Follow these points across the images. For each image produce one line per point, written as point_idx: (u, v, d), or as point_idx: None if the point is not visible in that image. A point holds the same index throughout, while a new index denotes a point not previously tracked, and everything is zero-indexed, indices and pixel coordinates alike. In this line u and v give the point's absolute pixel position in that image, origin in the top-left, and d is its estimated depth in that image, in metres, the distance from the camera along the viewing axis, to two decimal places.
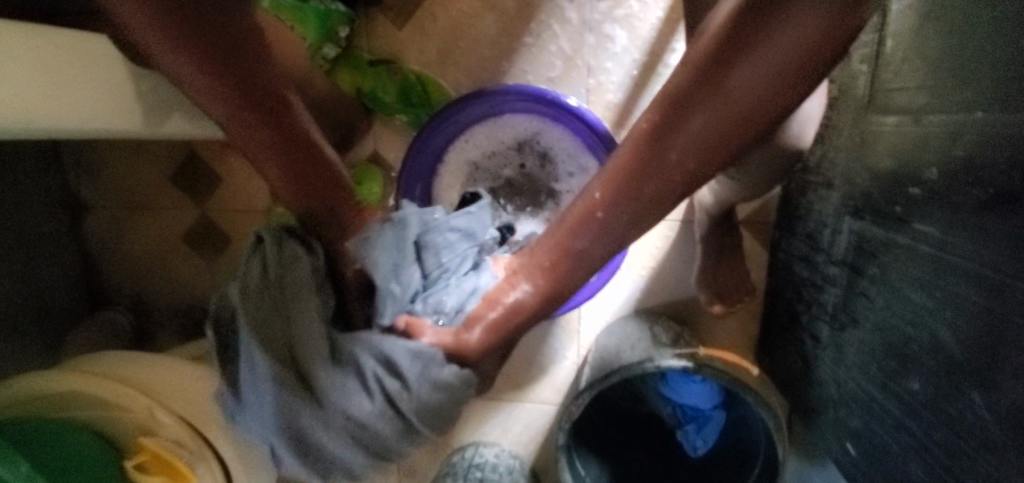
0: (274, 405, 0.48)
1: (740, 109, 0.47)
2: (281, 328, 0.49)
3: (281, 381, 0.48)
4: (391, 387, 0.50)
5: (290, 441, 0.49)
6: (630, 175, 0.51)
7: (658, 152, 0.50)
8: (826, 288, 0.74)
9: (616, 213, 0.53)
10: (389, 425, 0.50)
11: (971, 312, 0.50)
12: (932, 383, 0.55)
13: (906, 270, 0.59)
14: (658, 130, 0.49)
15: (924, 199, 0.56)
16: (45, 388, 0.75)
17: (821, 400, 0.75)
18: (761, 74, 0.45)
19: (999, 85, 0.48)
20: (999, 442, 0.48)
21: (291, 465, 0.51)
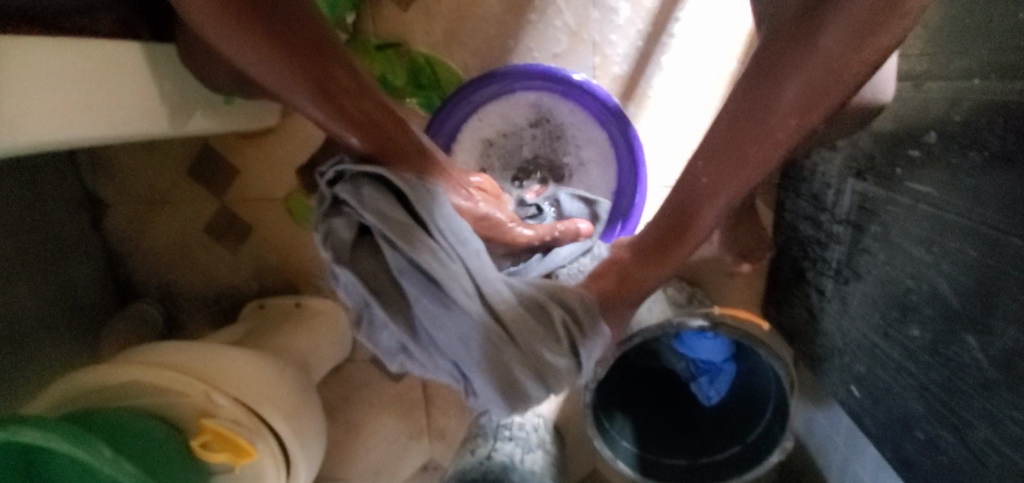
0: (473, 339, 0.60)
1: (818, 85, 0.55)
2: (463, 273, 0.58)
3: (475, 318, 0.59)
4: (557, 316, 0.64)
5: (486, 369, 0.61)
6: (732, 150, 0.63)
7: (752, 129, 0.61)
8: (831, 245, 0.79)
9: (724, 174, 0.65)
10: (546, 326, 0.63)
11: (968, 264, 0.55)
12: (931, 329, 0.61)
13: (907, 228, 0.63)
14: (750, 109, 0.60)
15: (924, 161, 0.61)
16: (107, 379, 0.80)
17: (827, 348, 0.81)
18: (842, 40, 0.51)
19: (997, 54, 0.52)
20: (991, 378, 0.54)
21: (478, 387, 0.64)
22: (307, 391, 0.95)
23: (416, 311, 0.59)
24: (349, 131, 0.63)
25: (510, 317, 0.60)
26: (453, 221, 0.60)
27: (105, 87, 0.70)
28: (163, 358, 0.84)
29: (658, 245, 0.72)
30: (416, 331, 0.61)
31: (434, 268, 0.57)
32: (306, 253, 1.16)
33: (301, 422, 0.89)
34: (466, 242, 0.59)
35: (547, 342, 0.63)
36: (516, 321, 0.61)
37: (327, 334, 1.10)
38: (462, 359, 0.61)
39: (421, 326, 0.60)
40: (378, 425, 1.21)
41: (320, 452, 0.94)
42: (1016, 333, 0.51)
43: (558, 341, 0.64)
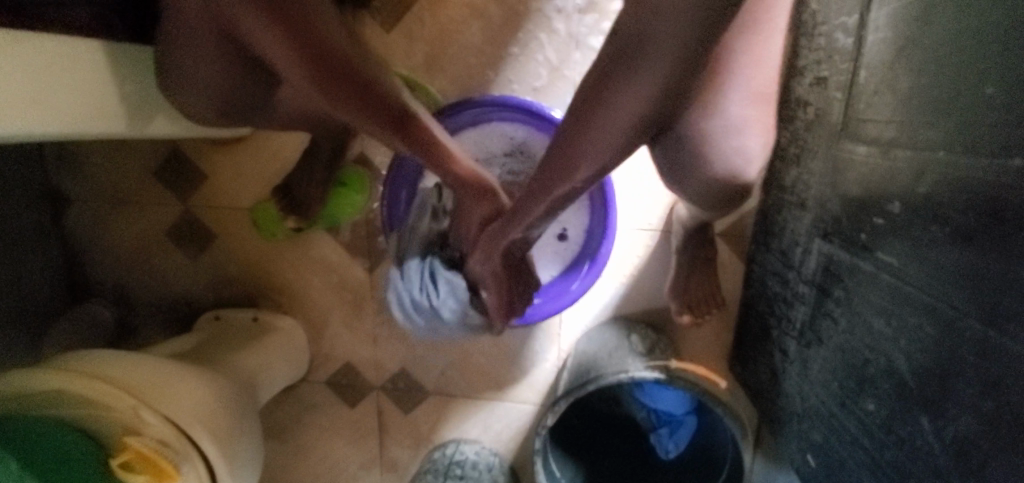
0: (393, 293, 0.89)
1: (605, 148, 0.60)
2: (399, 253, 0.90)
3: (394, 279, 0.88)
4: (430, 297, 0.84)
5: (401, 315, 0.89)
6: (545, 181, 0.65)
7: (563, 161, 0.63)
8: (795, 305, 0.77)
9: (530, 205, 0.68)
10: (429, 310, 0.86)
11: (925, 342, 0.53)
12: (887, 406, 0.58)
13: (869, 297, 0.62)
14: (554, 159, 0.64)
15: (888, 229, 0.59)
16: (35, 386, 0.75)
17: (787, 411, 0.78)
18: (631, 107, 0.57)
19: (961, 130, 0.50)
20: (943, 466, 0.51)
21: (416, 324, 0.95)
22: (247, 412, 0.90)
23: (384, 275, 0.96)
24: (383, 132, 0.70)
25: (406, 292, 0.86)
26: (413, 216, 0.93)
27: (69, 88, 0.68)
28: (93, 367, 0.79)
29: None
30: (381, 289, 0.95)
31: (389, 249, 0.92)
32: (270, 267, 1.13)
33: (236, 445, 0.84)
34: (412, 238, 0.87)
35: (429, 318, 0.87)
36: (412, 300, 0.86)
37: (281, 353, 1.07)
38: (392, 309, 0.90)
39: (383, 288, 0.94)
40: (328, 452, 1.15)
41: (252, 478, 0.88)
42: (968, 421, 0.49)
43: (438, 320, 0.86)
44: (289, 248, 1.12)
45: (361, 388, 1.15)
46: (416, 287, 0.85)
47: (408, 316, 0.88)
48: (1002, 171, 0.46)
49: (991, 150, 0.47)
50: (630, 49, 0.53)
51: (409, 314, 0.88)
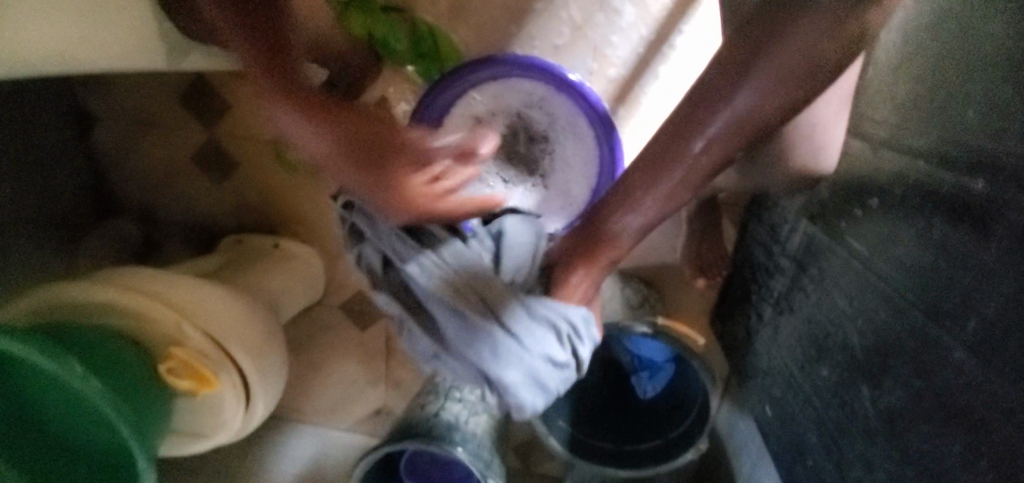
0: (480, 321, 0.69)
1: (774, 81, 0.59)
2: (433, 258, 0.70)
3: (468, 293, 0.70)
4: (558, 335, 0.72)
5: (510, 344, 0.70)
6: (662, 156, 0.67)
7: (691, 134, 0.64)
8: (775, 276, 0.85)
9: (652, 180, 0.68)
10: (556, 352, 0.72)
11: (877, 324, 0.62)
12: (838, 373, 0.68)
13: (838, 278, 0.69)
14: (711, 92, 0.62)
15: (863, 220, 0.66)
16: (82, 297, 0.84)
17: (754, 367, 0.89)
18: (778, 73, 0.59)
19: (940, 142, 0.56)
20: (873, 427, 0.62)
21: (514, 361, 0.70)
22: (274, 328, 1.00)
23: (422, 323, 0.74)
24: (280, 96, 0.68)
25: (518, 341, 0.70)
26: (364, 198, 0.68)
27: (69, 44, 0.72)
28: (136, 283, 0.88)
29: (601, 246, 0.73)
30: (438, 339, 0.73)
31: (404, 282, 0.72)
32: (290, 198, 1.19)
33: (266, 357, 0.95)
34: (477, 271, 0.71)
35: (559, 365, 0.72)
36: (528, 349, 0.71)
37: (301, 277, 1.15)
38: (495, 350, 0.69)
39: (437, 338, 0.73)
40: (340, 367, 1.28)
41: (281, 387, 1.00)
42: (900, 393, 0.58)
43: (567, 365, 0.73)
44: (309, 182, 1.17)
45: (372, 315, 1.25)
46: (529, 327, 0.71)
47: (536, 377, 0.71)
48: (965, 188, 0.52)
49: (960, 166, 0.53)
50: (779, 15, 0.58)
51: (537, 370, 0.71)
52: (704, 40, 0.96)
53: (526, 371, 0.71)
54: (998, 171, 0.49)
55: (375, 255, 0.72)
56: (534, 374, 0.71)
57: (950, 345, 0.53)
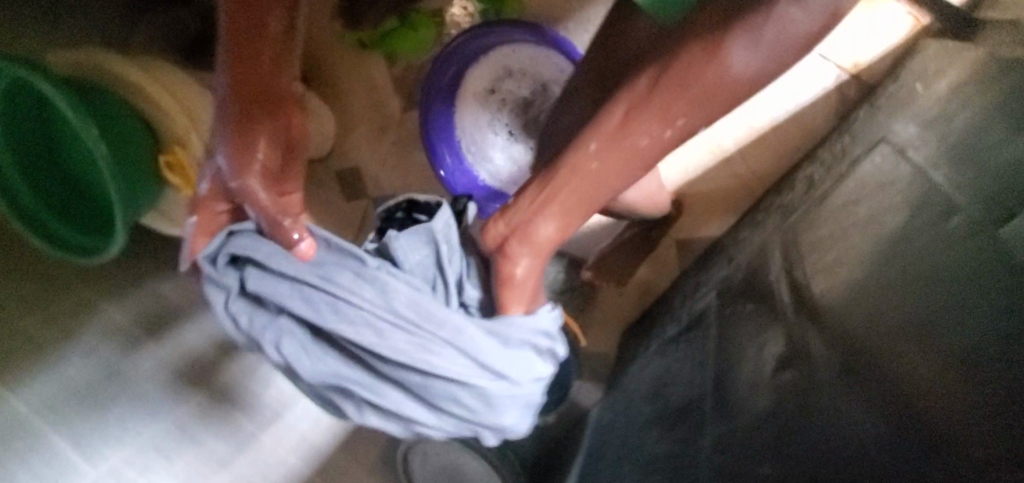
0: (394, 341, 0.61)
1: (750, 58, 0.52)
2: (331, 301, 0.62)
3: (364, 320, 0.61)
4: (530, 343, 0.67)
5: (455, 374, 0.61)
6: (625, 118, 0.58)
7: (660, 97, 0.56)
8: (673, 321, 0.97)
9: (609, 148, 0.59)
10: (540, 359, 0.68)
11: (687, 393, 0.75)
12: (648, 413, 0.82)
13: (695, 347, 0.81)
14: (678, 74, 0.54)
15: (735, 314, 0.76)
16: (120, 73, 0.95)
17: (622, 382, 1.04)
18: (760, 55, 0.52)
19: (805, 287, 0.65)
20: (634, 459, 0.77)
21: (447, 389, 0.62)
22: None
23: (338, 377, 0.64)
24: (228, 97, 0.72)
25: (489, 373, 0.63)
26: (248, 240, 0.68)
27: None
28: (168, 79, 0.98)
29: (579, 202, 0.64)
30: (369, 392, 0.64)
31: (287, 341, 0.64)
32: (332, 61, 1.28)
33: None
34: (400, 302, 0.62)
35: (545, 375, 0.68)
36: (506, 369, 0.63)
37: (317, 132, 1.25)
38: (434, 379, 0.62)
39: (363, 387, 0.64)
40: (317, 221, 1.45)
41: None
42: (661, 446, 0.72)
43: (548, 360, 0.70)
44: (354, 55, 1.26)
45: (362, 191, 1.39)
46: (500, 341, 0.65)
47: (526, 399, 0.66)
48: (792, 331, 0.62)
49: (802, 312, 0.63)
50: None
51: (527, 390, 0.66)
52: None
53: (467, 391, 0.62)
54: (821, 319, 0.59)
55: (243, 305, 0.67)
56: (471, 401, 0.63)
57: (717, 432, 0.64)
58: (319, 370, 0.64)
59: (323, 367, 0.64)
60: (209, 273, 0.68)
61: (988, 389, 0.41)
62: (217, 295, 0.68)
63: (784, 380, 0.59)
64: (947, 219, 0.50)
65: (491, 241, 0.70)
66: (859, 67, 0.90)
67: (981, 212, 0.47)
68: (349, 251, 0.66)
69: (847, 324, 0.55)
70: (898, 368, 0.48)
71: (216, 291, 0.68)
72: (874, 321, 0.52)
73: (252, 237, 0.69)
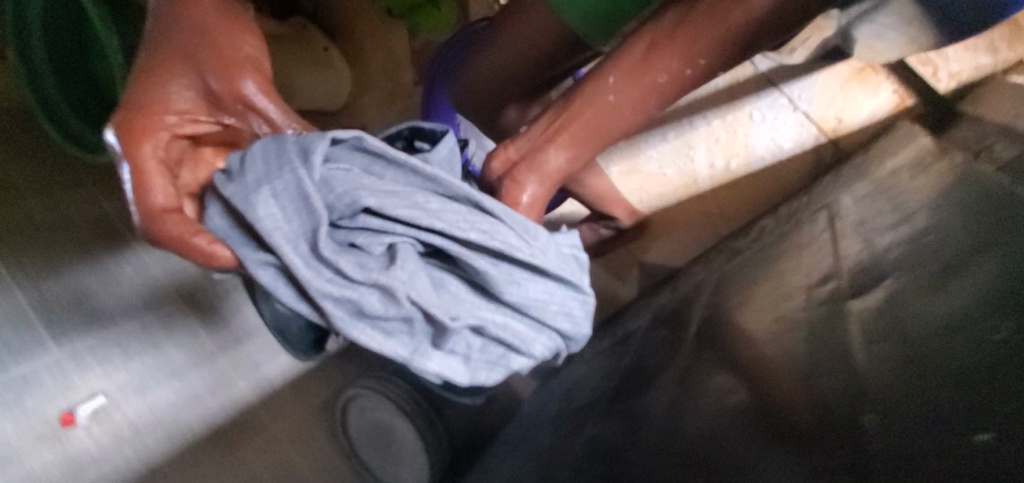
0: (480, 257, 0.54)
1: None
2: (399, 198, 0.54)
3: (452, 225, 0.53)
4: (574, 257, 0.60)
5: (503, 297, 0.55)
6: (653, 50, 0.56)
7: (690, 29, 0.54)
8: (610, 335, 1.00)
9: (637, 75, 0.57)
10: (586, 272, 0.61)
11: (584, 397, 0.78)
12: (552, 410, 0.85)
13: (611, 360, 0.84)
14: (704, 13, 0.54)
15: (651, 336, 0.79)
16: None
17: (552, 382, 1.07)
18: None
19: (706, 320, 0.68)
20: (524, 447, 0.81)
21: (542, 302, 0.56)
22: None
23: (439, 304, 0.53)
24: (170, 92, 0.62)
25: (546, 285, 0.56)
26: (269, 145, 0.55)
27: None
28: None
29: (594, 129, 0.62)
30: (471, 317, 0.54)
31: (379, 268, 0.52)
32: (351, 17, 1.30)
33: None
34: (438, 214, 0.54)
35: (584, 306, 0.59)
36: (562, 286, 0.57)
37: (326, 86, 1.30)
38: (519, 289, 0.55)
39: (464, 315, 0.54)
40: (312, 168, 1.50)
41: None
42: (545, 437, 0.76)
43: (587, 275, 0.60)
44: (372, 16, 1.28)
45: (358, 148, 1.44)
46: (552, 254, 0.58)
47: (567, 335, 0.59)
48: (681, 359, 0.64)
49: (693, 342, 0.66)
50: None
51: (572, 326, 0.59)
52: (721, 134, 0.99)
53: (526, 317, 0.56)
54: (725, 358, 0.56)
55: (336, 246, 0.52)
56: (570, 305, 0.58)
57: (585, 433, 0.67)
58: (420, 283, 0.53)
59: (430, 296, 0.53)
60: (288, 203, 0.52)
61: (879, 442, 0.40)
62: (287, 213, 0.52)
63: (660, 395, 0.59)
64: (844, 294, 0.51)
65: (505, 158, 0.66)
66: (838, 132, 0.91)
67: (851, 280, 0.52)
68: (415, 172, 0.55)
69: (765, 361, 0.51)
70: (778, 394, 0.47)
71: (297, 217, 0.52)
72: (797, 360, 0.48)
73: (304, 144, 0.55)
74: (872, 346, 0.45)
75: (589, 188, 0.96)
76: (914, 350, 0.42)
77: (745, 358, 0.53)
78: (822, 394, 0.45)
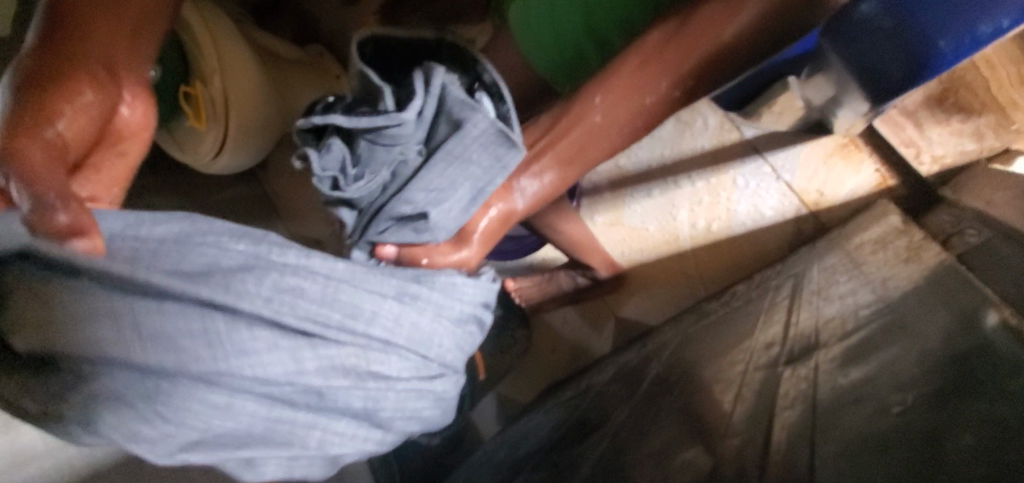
0: (272, 370, 0.44)
1: (750, 19, 0.51)
2: (124, 330, 0.41)
3: (232, 325, 0.43)
4: (449, 330, 0.53)
5: (289, 414, 0.45)
6: (633, 78, 0.55)
7: (669, 58, 0.54)
8: (572, 387, 0.97)
9: (619, 103, 0.55)
10: (463, 332, 0.54)
11: (532, 445, 0.75)
12: (500, 456, 0.82)
13: (565, 411, 0.81)
14: (686, 41, 0.53)
15: (607, 390, 0.76)
16: None
17: (509, 430, 1.03)
18: (750, 29, 0.51)
19: (655, 380, 0.65)
20: None
21: (372, 408, 0.49)
22: (271, 123, 1.18)
23: (221, 433, 0.44)
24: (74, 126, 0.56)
25: (364, 389, 0.48)
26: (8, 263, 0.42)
27: None
28: (209, 13, 1.02)
29: (577, 152, 0.58)
30: (264, 445, 0.45)
31: (110, 412, 0.41)
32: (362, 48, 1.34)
33: (249, 138, 1.13)
34: (180, 345, 0.42)
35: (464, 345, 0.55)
36: (382, 387, 0.49)
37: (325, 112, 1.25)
38: (339, 390, 0.47)
39: (251, 442, 0.45)
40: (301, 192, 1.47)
41: (250, 157, 1.19)
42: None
43: (471, 326, 0.55)
44: None
45: None
46: (378, 364, 0.48)
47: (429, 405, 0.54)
48: (625, 413, 0.62)
49: (640, 396, 0.64)
50: None
51: (428, 393, 0.53)
52: (704, 197, 0.99)
53: (333, 425, 0.48)
54: (663, 412, 0.55)
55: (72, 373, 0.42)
56: (413, 406, 0.51)
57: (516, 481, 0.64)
58: (200, 403, 0.42)
59: (192, 428, 0.43)
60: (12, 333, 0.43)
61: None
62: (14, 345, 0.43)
63: (596, 449, 0.57)
64: (789, 365, 0.49)
65: None
66: (820, 205, 0.90)
67: (793, 347, 0.51)
68: (168, 263, 0.43)
69: (716, 419, 0.49)
70: (702, 452, 0.47)
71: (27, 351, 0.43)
72: (749, 420, 0.46)
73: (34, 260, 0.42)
74: (783, 411, 0.44)
75: (563, 234, 0.96)
76: (817, 418, 0.42)
77: (684, 417, 0.52)
78: (732, 453, 0.44)
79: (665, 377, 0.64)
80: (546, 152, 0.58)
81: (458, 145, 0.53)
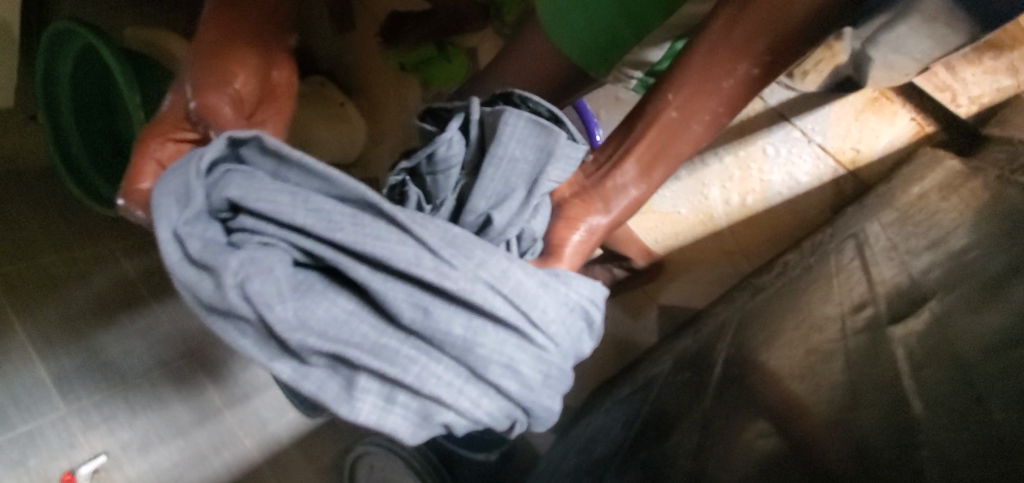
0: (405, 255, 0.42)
1: None
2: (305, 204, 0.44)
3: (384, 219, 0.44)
4: (553, 292, 0.45)
5: (409, 326, 0.42)
6: (701, 69, 0.53)
7: (738, 40, 0.51)
8: (629, 383, 0.94)
9: (691, 98, 0.53)
10: (565, 310, 0.45)
11: (607, 446, 0.72)
12: (573, 462, 0.79)
13: (632, 407, 0.79)
14: (754, 17, 0.50)
15: (675, 379, 0.74)
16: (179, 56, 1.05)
17: (569, 435, 1.00)
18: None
19: (730, 362, 0.63)
20: None
21: (472, 340, 0.42)
22: None
23: (339, 341, 0.41)
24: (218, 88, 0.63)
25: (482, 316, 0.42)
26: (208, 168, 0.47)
27: None
28: None
29: (661, 151, 0.56)
30: (374, 359, 0.41)
31: (261, 278, 0.41)
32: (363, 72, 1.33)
33: None
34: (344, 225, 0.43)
35: (569, 317, 0.46)
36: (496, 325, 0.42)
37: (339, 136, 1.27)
38: (456, 308, 0.42)
39: (365, 355, 0.41)
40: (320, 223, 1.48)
41: None
42: None
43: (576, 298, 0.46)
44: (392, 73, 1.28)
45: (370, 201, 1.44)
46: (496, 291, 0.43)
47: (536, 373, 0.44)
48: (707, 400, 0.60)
49: (719, 380, 0.61)
50: None
51: (537, 347, 0.44)
52: (735, 171, 0.97)
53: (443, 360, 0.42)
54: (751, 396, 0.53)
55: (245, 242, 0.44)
56: (513, 354, 0.43)
57: None
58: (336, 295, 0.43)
59: (315, 321, 0.41)
60: (203, 211, 0.45)
61: (938, 442, 0.36)
62: (184, 225, 0.44)
63: (690, 441, 0.57)
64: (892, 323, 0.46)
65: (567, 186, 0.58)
66: (857, 163, 0.88)
67: (888, 305, 0.48)
68: None
69: (804, 395, 0.48)
70: (782, 437, 0.47)
71: (203, 232, 0.44)
72: (846, 387, 0.45)
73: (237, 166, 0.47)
74: (908, 370, 0.41)
75: None
76: (958, 364, 0.37)
77: (762, 405, 0.51)
78: (844, 425, 0.43)
79: (738, 359, 0.61)
80: (628, 160, 0.56)
81: (496, 146, 0.51)
